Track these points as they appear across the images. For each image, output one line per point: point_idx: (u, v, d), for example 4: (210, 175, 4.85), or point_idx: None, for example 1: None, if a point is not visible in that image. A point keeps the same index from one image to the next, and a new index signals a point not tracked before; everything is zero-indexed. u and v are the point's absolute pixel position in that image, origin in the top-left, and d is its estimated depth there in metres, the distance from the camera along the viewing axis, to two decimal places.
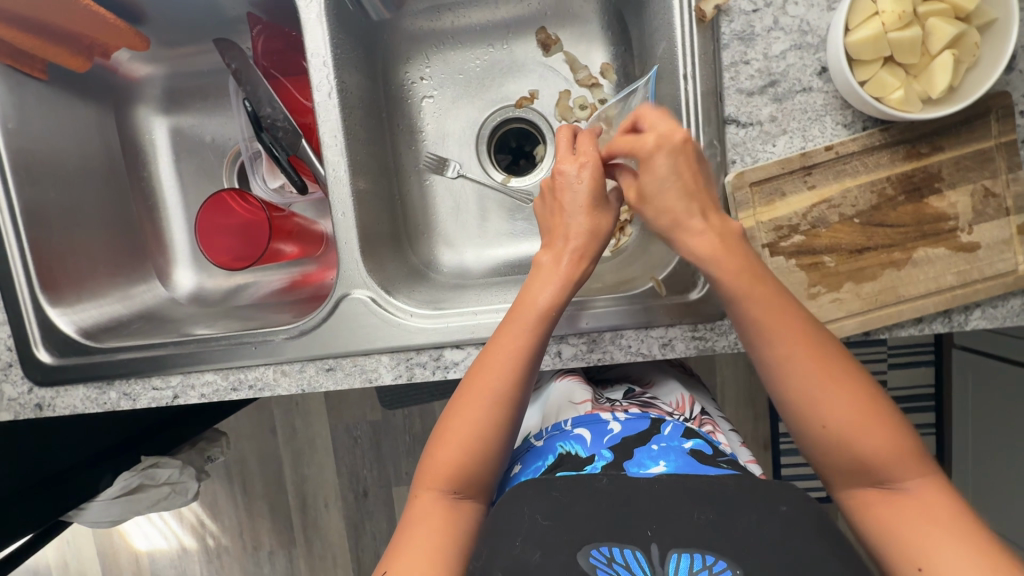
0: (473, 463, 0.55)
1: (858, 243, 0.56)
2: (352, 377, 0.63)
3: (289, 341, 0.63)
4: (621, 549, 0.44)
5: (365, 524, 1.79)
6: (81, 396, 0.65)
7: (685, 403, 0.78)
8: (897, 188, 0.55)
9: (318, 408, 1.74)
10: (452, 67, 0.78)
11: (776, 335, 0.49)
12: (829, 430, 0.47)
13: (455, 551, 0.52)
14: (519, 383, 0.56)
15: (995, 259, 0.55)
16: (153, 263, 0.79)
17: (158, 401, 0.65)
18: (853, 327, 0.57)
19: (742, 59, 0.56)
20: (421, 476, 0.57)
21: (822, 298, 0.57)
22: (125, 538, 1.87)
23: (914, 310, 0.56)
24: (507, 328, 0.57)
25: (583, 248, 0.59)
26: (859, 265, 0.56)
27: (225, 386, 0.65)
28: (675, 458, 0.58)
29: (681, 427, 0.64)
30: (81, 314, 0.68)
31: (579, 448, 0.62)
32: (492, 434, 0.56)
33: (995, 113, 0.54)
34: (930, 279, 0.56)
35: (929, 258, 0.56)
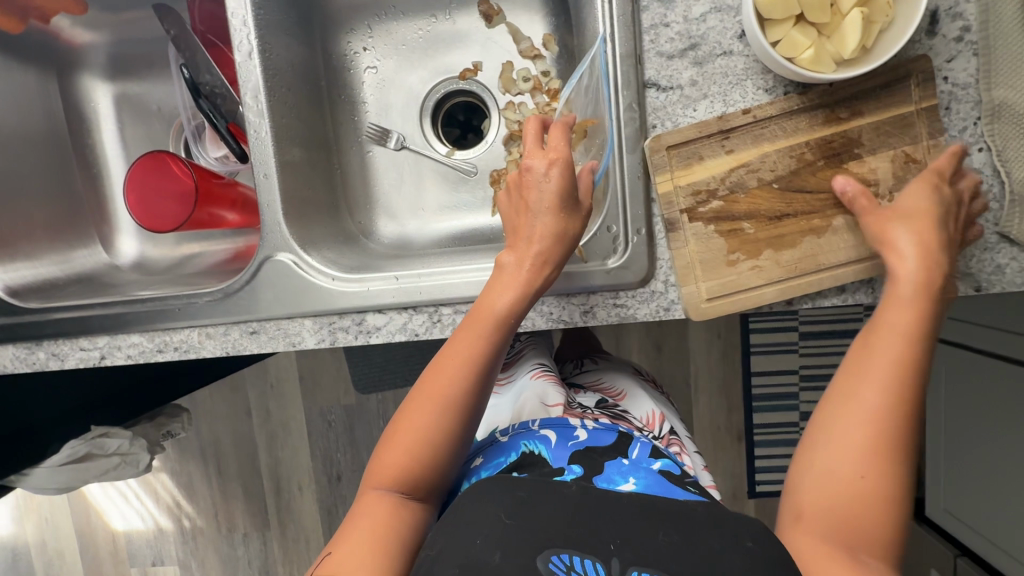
0: (420, 465, 0.54)
1: (777, 209, 0.55)
2: (275, 340, 0.63)
3: (212, 304, 0.63)
4: (581, 559, 0.40)
5: (339, 508, 1.80)
6: (10, 356, 0.66)
7: (655, 420, 0.77)
8: (816, 153, 0.55)
9: (292, 391, 1.76)
10: (396, 38, 0.78)
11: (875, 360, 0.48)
12: (837, 465, 0.46)
13: (395, 544, 0.50)
14: (471, 389, 0.55)
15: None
16: (96, 230, 0.80)
17: (85, 362, 0.66)
18: (773, 295, 0.56)
19: (661, 21, 0.56)
20: (366, 477, 0.55)
21: (741, 265, 0.56)
22: (102, 518, 1.88)
23: (833, 278, 0.55)
24: (463, 334, 0.56)
25: (546, 252, 0.55)
26: (779, 233, 0.55)
27: (151, 348, 0.65)
28: (644, 480, 0.54)
29: (649, 448, 0.60)
30: (13, 274, 0.70)
31: (543, 449, 0.58)
32: (442, 439, 0.54)
33: (916, 77, 0.53)
34: (852, 249, 0.55)
35: (851, 226, 0.55)
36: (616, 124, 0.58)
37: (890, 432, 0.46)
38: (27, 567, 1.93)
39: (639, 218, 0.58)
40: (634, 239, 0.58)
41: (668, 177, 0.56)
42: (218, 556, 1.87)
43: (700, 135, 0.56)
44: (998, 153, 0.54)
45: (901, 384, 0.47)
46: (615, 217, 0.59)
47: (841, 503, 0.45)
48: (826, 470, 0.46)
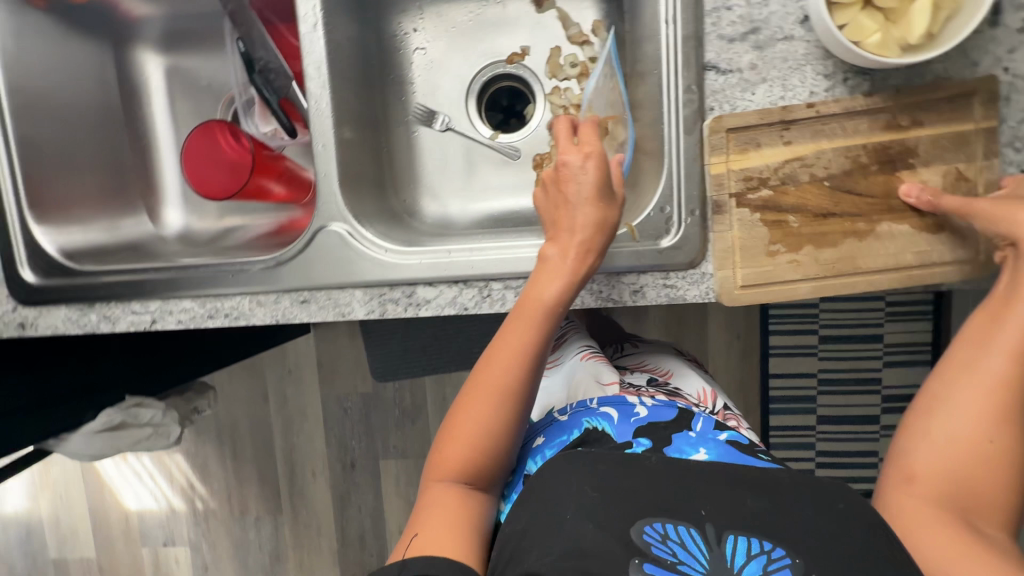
0: (481, 455, 0.57)
1: (824, 205, 0.56)
2: (325, 310, 0.64)
3: (265, 272, 0.64)
4: (676, 527, 0.48)
5: (351, 495, 1.81)
6: (63, 316, 0.67)
7: (709, 396, 0.84)
8: (871, 158, 0.55)
9: (310, 377, 1.77)
10: (446, 21, 0.79)
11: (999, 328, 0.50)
12: (948, 425, 0.49)
13: (470, 530, 0.53)
14: (526, 378, 0.57)
15: (955, 246, 0.55)
16: (143, 201, 0.81)
17: (136, 325, 0.66)
18: (806, 291, 0.57)
19: (724, 4, 0.56)
20: (431, 470, 0.58)
21: (780, 256, 0.56)
22: (116, 497, 1.89)
23: (868, 283, 0.56)
24: (512, 325, 0.57)
25: (589, 242, 0.56)
26: (823, 229, 0.56)
27: (201, 314, 0.66)
28: (715, 449, 0.61)
29: (712, 421, 0.66)
30: (66, 236, 0.70)
31: (607, 426, 0.65)
32: (498, 428, 0.57)
33: (982, 96, 0.54)
34: (892, 254, 0.56)
35: (894, 232, 0.56)
36: (672, 104, 0.58)
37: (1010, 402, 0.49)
38: (41, 542, 1.95)
39: (693, 199, 0.58)
40: (688, 220, 0.59)
41: (722, 159, 0.56)
42: (229, 539, 1.88)
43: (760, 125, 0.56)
44: None
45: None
46: (669, 197, 0.59)
47: (950, 457, 0.49)
48: (946, 435, 0.49)
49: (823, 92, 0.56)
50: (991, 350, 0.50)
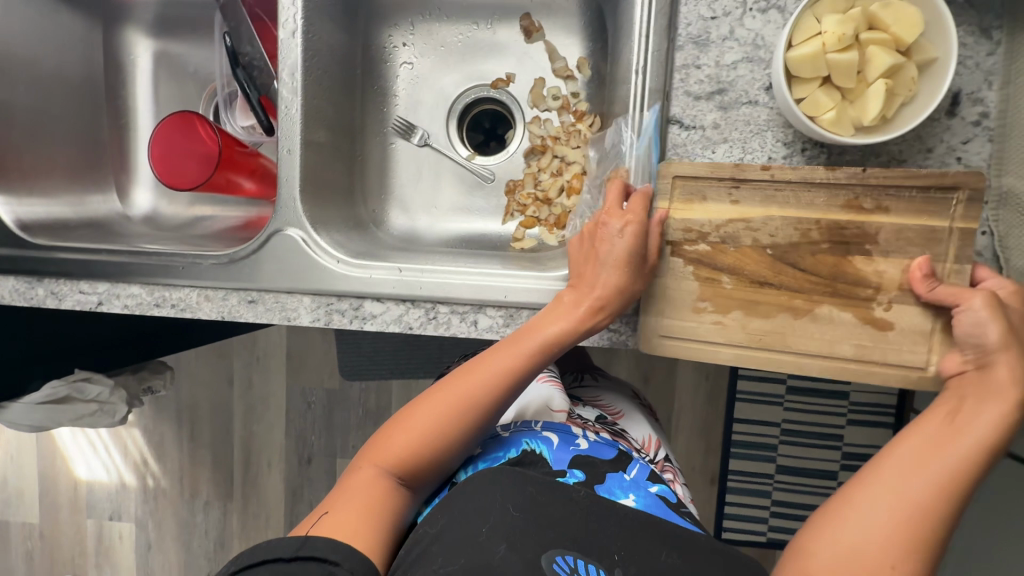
0: (425, 457, 0.57)
1: (762, 272, 0.55)
2: (271, 313, 0.64)
3: (217, 267, 0.64)
4: (585, 563, 0.51)
5: (304, 490, 1.79)
6: (9, 287, 0.66)
7: (652, 444, 0.87)
8: (823, 235, 0.54)
9: (278, 367, 1.76)
10: (436, 39, 0.80)
11: (941, 443, 0.46)
12: (862, 531, 0.44)
13: (383, 519, 0.54)
14: (499, 404, 0.58)
15: (905, 349, 0.54)
16: (114, 179, 0.81)
17: (81, 306, 0.66)
18: (727, 357, 0.57)
19: (693, 62, 0.57)
20: (369, 449, 0.58)
21: (706, 315, 0.56)
22: (67, 464, 1.87)
23: (796, 365, 0.56)
24: (507, 347, 0.58)
25: (604, 301, 0.57)
26: (757, 298, 0.56)
27: (148, 302, 0.65)
28: (642, 497, 0.63)
29: (646, 471, 0.68)
30: (26, 209, 0.71)
31: (544, 450, 0.66)
32: (456, 441, 0.57)
33: (962, 195, 0.51)
34: (830, 341, 0.55)
35: (833, 317, 0.55)
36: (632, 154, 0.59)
37: (932, 540, 0.43)
38: None
39: None
40: None
41: (665, 206, 0.56)
42: (176, 521, 1.85)
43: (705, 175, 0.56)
44: (1000, 239, 0.55)
45: (955, 491, 0.44)
46: None
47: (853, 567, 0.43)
48: (854, 543, 0.44)
49: (781, 159, 0.57)
50: (925, 479, 0.44)
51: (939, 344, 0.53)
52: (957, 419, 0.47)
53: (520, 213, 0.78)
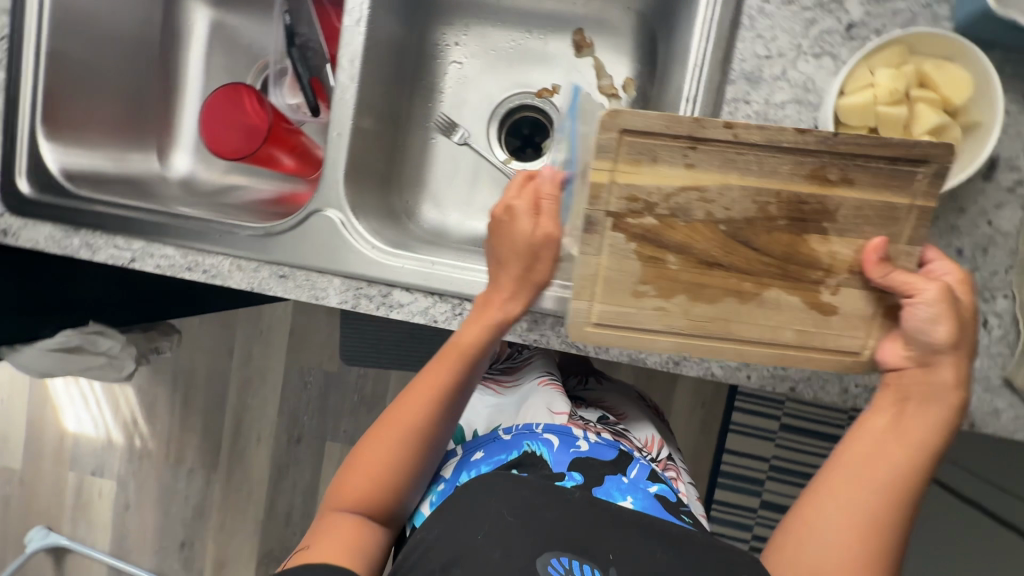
0: (381, 485, 0.65)
1: (710, 249, 0.48)
2: (300, 290, 0.65)
3: (253, 239, 0.65)
4: (579, 564, 0.54)
5: (290, 469, 1.80)
6: (45, 234, 0.67)
7: (654, 444, 0.89)
8: (781, 210, 0.47)
9: (279, 343, 1.77)
10: (488, 43, 0.82)
11: (886, 456, 0.48)
12: (821, 547, 0.48)
13: (360, 547, 0.64)
14: (432, 416, 0.64)
15: (846, 334, 0.49)
16: (157, 140, 0.83)
17: (114, 260, 0.67)
18: (669, 346, 0.50)
19: (743, 98, 0.58)
20: (334, 490, 0.67)
21: (647, 300, 0.49)
22: (56, 414, 1.87)
23: (738, 355, 0.50)
24: (434, 366, 0.64)
25: (516, 296, 0.59)
26: (703, 282, 0.49)
27: (180, 264, 0.66)
28: (640, 499, 0.68)
29: (647, 471, 0.73)
30: (71, 157, 0.71)
31: (545, 451, 0.72)
32: (401, 462, 0.65)
33: (937, 167, 0.46)
34: (771, 326, 0.50)
35: (774, 299, 0.49)
36: None
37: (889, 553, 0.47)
38: None
39: None
40: None
41: (607, 167, 0.46)
42: (158, 484, 1.85)
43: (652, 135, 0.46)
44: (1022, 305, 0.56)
45: (901, 501, 0.48)
46: None
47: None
48: (815, 558, 0.48)
49: None
50: (873, 496, 0.48)
51: (877, 330, 0.49)
52: (901, 425, 0.48)
53: None
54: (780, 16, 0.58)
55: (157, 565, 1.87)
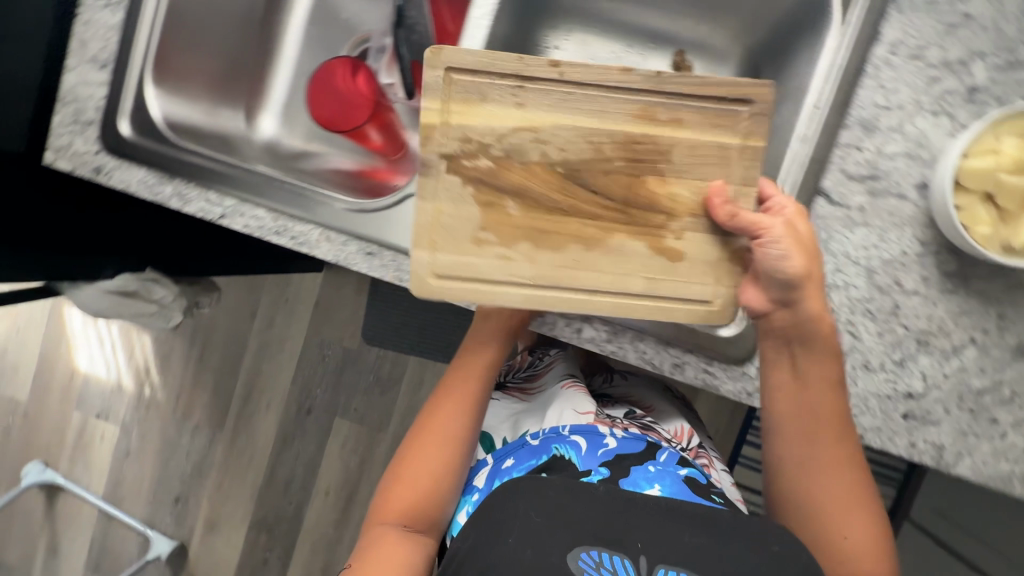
0: (424, 499, 0.67)
1: (549, 192, 0.56)
2: (386, 269, 0.66)
3: (346, 212, 0.66)
4: (610, 557, 0.52)
5: (295, 439, 1.81)
6: (139, 178, 0.68)
7: (684, 434, 0.92)
8: (617, 155, 0.56)
9: (303, 313, 1.77)
10: (588, 51, 0.82)
11: (806, 397, 0.59)
12: (805, 472, 0.61)
13: (410, 563, 0.64)
14: (466, 425, 0.70)
15: (692, 281, 0.57)
16: (246, 100, 0.83)
17: (204, 213, 0.67)
18: (516, 298, 0.56)
19: (856, 144, 0.59)
20: (376, 511, 0.68)
21: (489, 248, 0.56)
22: (70, 351, 1.86)
23: (594, 305, 0.57)
24: (461, 378, 0.73)
25: None
26: (547, 226, 0.56)
27: (269, 227, 0.67)
28: (668, 484, 0.66)
29: (676, 457, 0.72)
30: (172, 107, 0.72)
31: (573, 455, 0.70)
32: (443, 473, 0.68)
33: (749, 113, 0.56)
34: (622, 274, 0.57)
35: (620, 247, 0.57)
36: None
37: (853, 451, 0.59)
38: None
39: None
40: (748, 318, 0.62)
41: (437, 107, 0.55)
42: (161, 435, 1.85)
43: (479, 74, 0.56)
44: None
45: (841, 413, 0.59)
46: None
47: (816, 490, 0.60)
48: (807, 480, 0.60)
49: (914, 255, 0.59)
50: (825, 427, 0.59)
51: (726, 279, 0.57)
52: (801, 372, 0.59)
53: None
54: (905, 70, 0.59)
55: (148, 515, 1.87)
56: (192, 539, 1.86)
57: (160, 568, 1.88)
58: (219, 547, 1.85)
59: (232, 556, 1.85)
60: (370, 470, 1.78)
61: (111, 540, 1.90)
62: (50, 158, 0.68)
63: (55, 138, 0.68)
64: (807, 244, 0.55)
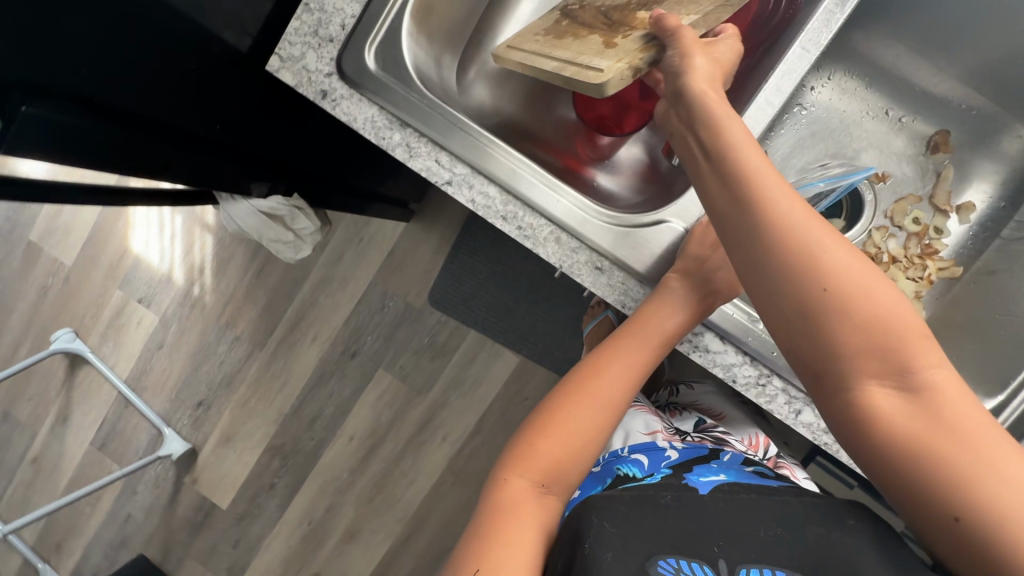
0: (570, 462, 0.53)
1: (586, 13, 0.65)
2: (611, 290, 0.60)
3: (583, 217, 0.60)
4: (688, 562, 0.43)
5: (333, 376, 1.77)
6: (369, 116, 0.61)
7: (759, 443, 0.77)
8: (636, 3, 0.63)
9: (375, 257, 1.71)
10: (843, 102, 0.77)
11: (792, 217, 0.40)
12: (832, 353, 0.39)
13: (546, 537, 0.48)
14: (627, 394, 0.57)
15: (601, 55, 0.55)
16: (465, 52, 0.76)
17: (429, 174, 0.61)
18: (508, 60, 0.63)
19: None
20: (508, 464, 0.53)
21: (532, 38, 0.64)
22: (127, 230, 1.81)
23: (539, 66, 0.58)
24: (629, 343, 0.58)
25: (718, 292, 0.57)
26: (565, 31, 0.64)
27: (496, 209, 0.60)
28: (735, 472, 0.59)
29: (740, 458, 0.66)
30: (413, 45, 0.64)
31: (636, 469, 0.64)
32: (594, 438, 0.55)
33: None
34: (570, 50, 0.58)
35: (585, 39, 0.59)
36: None
37: (832, 242, 0.39)
38: (31, 219, 1.87)
39: None
40: None
41: None
42: (200, 337, 1.81)
43: None
44: None
45: (825, 233, 0.40)
46: None
47: (851, 362, 0.39)
48: (848, 365, 0.39)
49: None
50: (815, 263, 0.39)
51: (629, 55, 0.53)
52: (734, 181, 0.42)
53: None
54: None
55: (166, 412, 1.85)
56: (204, 447, 1.85)
57: (166, 465, 1.87)
58: (230, 460, 1.84)
59: (241, 472, 1.84)
60: (399, 428, 1.74)
61: (122, 426, 1.87)
62: (274, 65, 0.60)
63: (287, 46, 0.60)
64: (716, 70, 0.51)
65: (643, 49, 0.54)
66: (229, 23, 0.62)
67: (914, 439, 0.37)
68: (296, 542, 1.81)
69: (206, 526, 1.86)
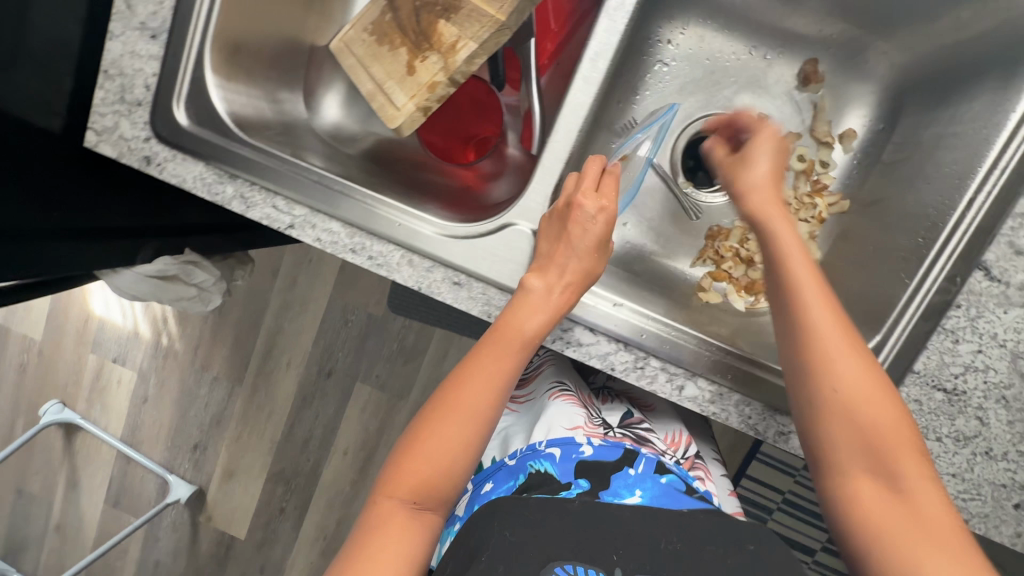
0: (441, 478, 0.53)
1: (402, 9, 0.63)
2: (472, 302, 0.60)
3: (432, 236, 0.59)
4: (585, 568, 0.46)
5: (315, 398, 1.79)
6: (197, 173, 0.59)
7: (679, 442, 0.78)
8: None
9: (328, 275, 1.70)
10: (703, 50, 0.74)
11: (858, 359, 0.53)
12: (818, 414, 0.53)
13: (413, 557, 0.50)
14: (497, 402, 0.56)
15: (401, 88, 0.64)
16: (307, 77, 0.73)
17: (271, 221, 0.59)
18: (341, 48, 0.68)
19: None
20: (381, 485, 0.53)
21: (360, 28, 0.66)
22: (85, 294, 1.82)
23: (361, 77, 0.67)
24: (490, 347, 0.57)
25: (575, 284, 0.57)
26: (384, 33, 0.64)
27: (344, 244, 0.59)
28: (650, 490, 0.63)
29: (654, 463, 0.66)
30: (230, 91, 0.61)
31: (550, 466, 0.65)
32: (461, 454, 0.54)
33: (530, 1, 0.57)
34: (383, 67, 0.65)
35: (396, 55, 0.64)
36: (923, 286, 0.56)
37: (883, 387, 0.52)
38: None
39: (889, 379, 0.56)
40: None
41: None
42: (179, 384, 1.84)
43: None
44: None
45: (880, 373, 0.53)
46: None
47: (835, 422, 0.52)
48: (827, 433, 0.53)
49: None
50: (841, 367, 0.52)
51: (419, 93, 0.63)
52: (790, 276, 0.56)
53: (712, 263, 0.72)
54: None
55: (166, 460, 1.89)
56: (210, 486, 1.89)
57: (179, 509, 1.93)
58: (237, 494, 1.89)
59: (250, 503, 1.89)
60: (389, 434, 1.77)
61: (129, 481, 1.93)
62: (90, 141, 0.58)
63: (97, 118, 0.58)
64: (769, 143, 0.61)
65: (434, 82, 0.63)
66: (38, 106, 0.61)
67: (874, 505, 0.50)
68: (316, 558, 1.87)
69: (230, 558, 1.93)
